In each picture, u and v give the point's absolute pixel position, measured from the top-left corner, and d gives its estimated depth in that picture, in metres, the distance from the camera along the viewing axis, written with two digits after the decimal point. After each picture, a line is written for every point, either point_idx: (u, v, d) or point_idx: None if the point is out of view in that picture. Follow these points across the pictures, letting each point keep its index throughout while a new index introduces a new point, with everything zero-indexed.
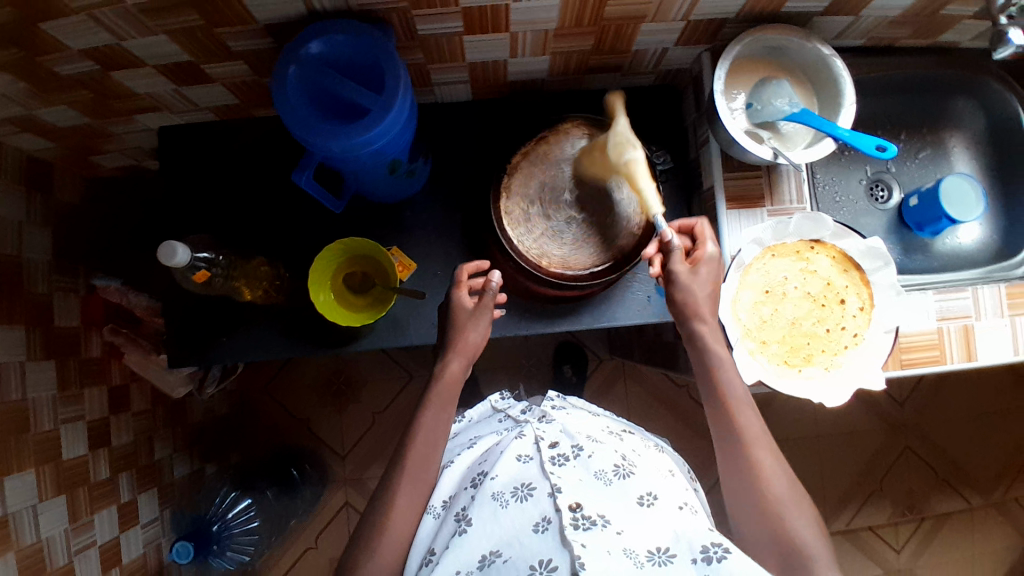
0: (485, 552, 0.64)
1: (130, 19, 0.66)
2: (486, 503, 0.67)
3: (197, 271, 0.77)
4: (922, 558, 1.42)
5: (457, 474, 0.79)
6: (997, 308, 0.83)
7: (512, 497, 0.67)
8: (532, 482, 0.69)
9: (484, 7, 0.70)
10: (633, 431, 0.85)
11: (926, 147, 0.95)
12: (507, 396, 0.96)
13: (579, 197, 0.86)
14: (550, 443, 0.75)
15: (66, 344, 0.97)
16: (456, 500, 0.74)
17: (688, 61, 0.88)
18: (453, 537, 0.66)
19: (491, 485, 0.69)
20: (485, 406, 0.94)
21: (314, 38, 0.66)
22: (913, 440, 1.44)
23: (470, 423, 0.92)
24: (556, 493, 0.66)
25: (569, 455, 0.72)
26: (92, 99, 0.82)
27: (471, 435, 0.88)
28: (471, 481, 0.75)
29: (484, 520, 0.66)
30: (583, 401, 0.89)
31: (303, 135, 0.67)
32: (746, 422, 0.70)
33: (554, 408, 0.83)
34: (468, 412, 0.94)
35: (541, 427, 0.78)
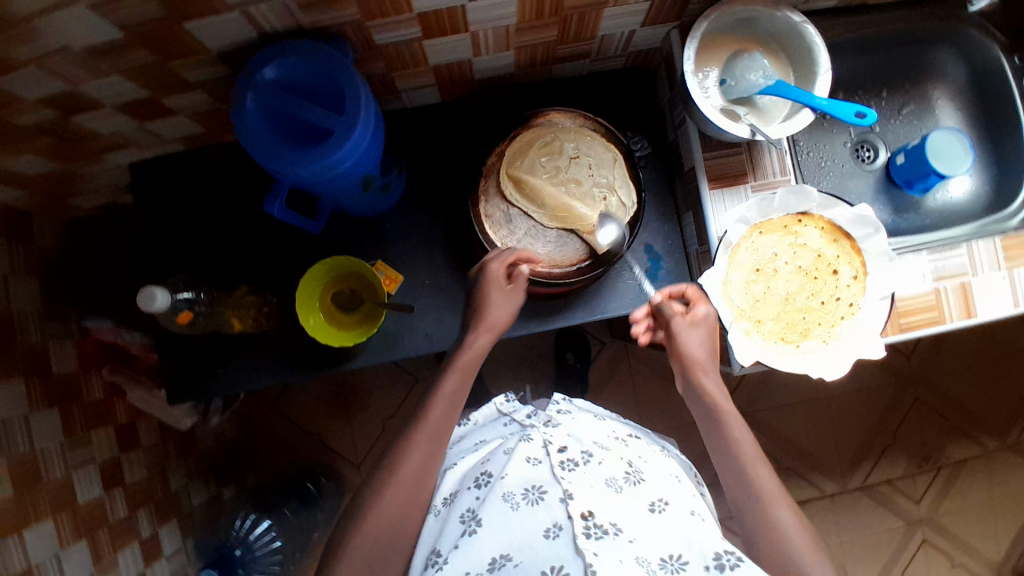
0: (495, 555, 0.62)
1: (82, 63, 0.64)
2: (497, 504, 0.66)
3: (180, 313, 0.76)
4: (942, 506, 1.43)
5: (461, 471, 0.79)
6: (994, 261, 0.81)
7: (523, 500, 0.66)
8: (543, 486, 0.68)
9: (439, 11, 0.68)
10: (639, 436, 0.86)
11: (910, 102, 0.94)
12: (514, 397, 0.92)
13: (535, 187, 0.83)
14: (559, 447, 0.74)
15: (66, 390, 0.97)
16: (459, 498, 0.73)
17: (656, 40, 0.86)
18: (463, 537, 0.65)
19: (501, 485, 0.69)
20: (490, 408, 0.91)
21: (266, 64, 0.65)
22: (923, 392, 1.44)
23: (476, 426, 0.90)
24: (568, 499, 0.65)
25: (579, 460, 0.72)
26: (57, 146, 0.81)
27: (477, 439, 0.86)
28: (474, 481, 0.74)
29: (493, 520, 0.65)
30: (589, 404, 0.90)
31: (270, 163, 0.66)
32: (761, 470, 0.65)
33: (560, 414, 0.83)
34: (473, 416, 0.92)
35: (548, 430, 0.77)
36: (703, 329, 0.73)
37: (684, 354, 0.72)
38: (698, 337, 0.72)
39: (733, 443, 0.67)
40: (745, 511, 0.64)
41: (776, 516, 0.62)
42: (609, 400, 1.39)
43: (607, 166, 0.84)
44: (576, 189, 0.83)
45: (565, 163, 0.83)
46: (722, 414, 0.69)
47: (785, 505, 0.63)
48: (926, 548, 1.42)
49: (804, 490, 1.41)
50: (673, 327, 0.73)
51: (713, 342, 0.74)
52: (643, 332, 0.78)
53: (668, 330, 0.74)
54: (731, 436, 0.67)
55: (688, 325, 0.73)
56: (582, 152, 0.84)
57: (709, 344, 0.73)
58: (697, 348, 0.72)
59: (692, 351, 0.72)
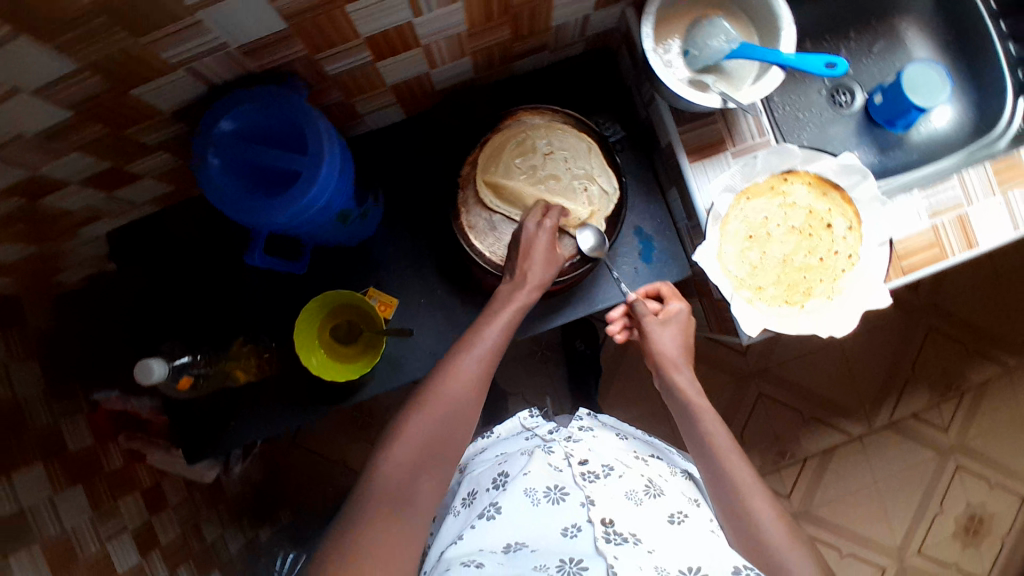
0: (510, 541, 0.64)
1: (37, 147, 0.63)
2: (518, 497, 0.68)
3: (179, 379, 0.79)
4: (970, 430, 1.43)
5: (480, 474, 0.78)
6: (988, 187, 0.79)
7: (545, 497, 0.67)
8: (565, 487, 0.68)
9: (387, 32, 0.66)
10: (662, 456, 0.81)
11: (879, 39, 0.92)
12: (538, 412, 0.88)
13: (514, 192, 0.81)
14: (580, 460, 0.73)
15: (87, 465, 0.97)
16: (478, 498, 0.73)
17: (612, 19, 0.84)
18: (481, 520, 0.67)
19: (523, 480, 0.70)
20: (514, 422, 0.87)
21: (223, 116, 0.64)
22: (935, 321, 1.43)
23: (498, 439, 0.86)
24: (590, 504, 0.65)
25: (600, 473, 0.71)
26: (30, 230, 0.79)
27: (498, 452, 0.82)
28: (492, 482, 0.74)
29: (512, 512, 0.67)
30: (615, 421, 0.87)
31: (238, 214, 0.65)
32: (735, 462, 0.65)
33: (581, 429, 0.81)
34: (496, 429, 0.88)
35: (570, 444, 0.76)
36: (675, 328, 0.77)
37: (655, 350, 0.76)
38: (669, 336, 0.76)
39: (706, 434, 0.68)
40: (722, 505, 0.64)
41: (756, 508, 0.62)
42: (626, 380, 1.38)
43: (583, 156, 0.83)
44: (556, 185, 0.82)
45: (540, 161, 0.82)
46: (695, 408, 0.71)
47: (762, 499, 0.63)
48: (961, 474, 1.42)
49: (832, 436, 1.41)
50: (645, 325, 0.77)
51: (687, 340, 0.77)
52: (618, 332, 0.81)
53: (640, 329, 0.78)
54: (707, 429, 0.69)
55: (660, 324, 0.77)
56: (556, 147, 0.83)
57: (681, 343, 0.77)
58: (668, 345, 0.76)
59: (662, 349, 0.76)
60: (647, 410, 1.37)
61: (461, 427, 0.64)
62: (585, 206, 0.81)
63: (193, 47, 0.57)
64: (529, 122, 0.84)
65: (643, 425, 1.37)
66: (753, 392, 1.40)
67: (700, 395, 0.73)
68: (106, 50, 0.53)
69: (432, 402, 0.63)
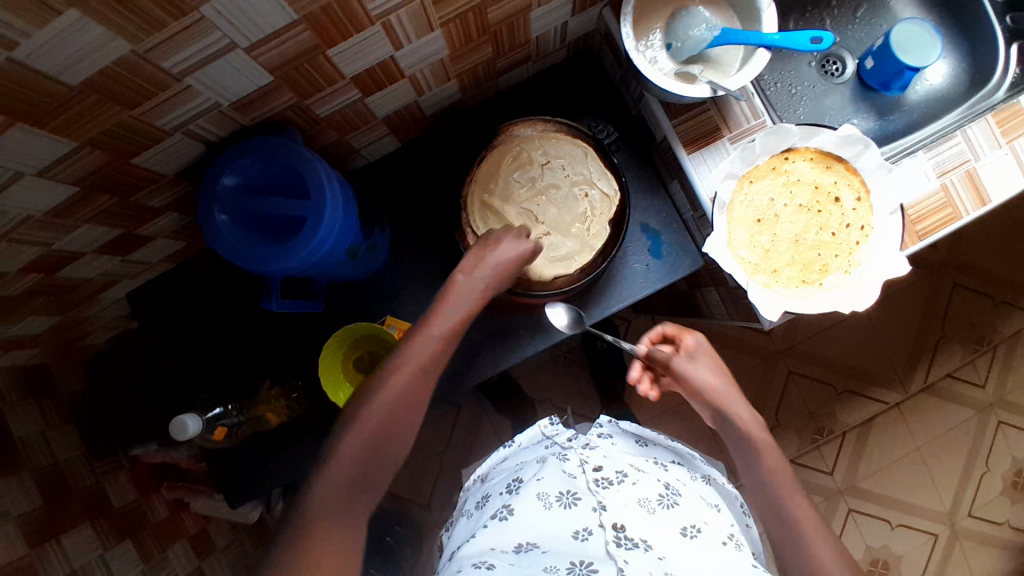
0: (523, 541, 0.64)
1: (50, 224, 0.65)
2: (531, 501, 0.67)
3: (215, 431, 0.82)
4: (1009, 383, 1.39)
5: (496, 481, 0.78)
6: (992, 139, 0.77)
7: (557, 502, 0.67)
8: (578, 492, 0.68)
9: (371, 68, 0.67)
10: (682, 461, 0.79)
11: (863, 3, 0.91)
12: (558, 419, 0.85)
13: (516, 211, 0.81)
14: (595, 466, 0.72)
15: (133, 520, 0.99)
16: (491, 503, 0.73)
17: (591, 23, 0.84)
18: (495, 521, 0.67)
19: (537, 485, 0.69)
20: (534, 430, 0.84)
21: (225, 172, 0.65)
22: (959, 276, 1.40)
23: (520, 448, 0.84)
24: (601, 509, 0.65)
25: (614, 479, 0.70)
26: (51, 303, 0.82)
27: (518, 462, 0.80)
28: (506, 487, 0.74)
29: (529, 514, 0.66)
30: (637, 425, 0.83)
31: (240, 261, 0.66)
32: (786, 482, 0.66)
33: (600, 437, 0.80)
34: (516, 438, 0.85)
35: (585, 451, 0.75)
36: (701, 365, 0.74)
37: (700, 390, 0.72)
38: (702, 370, 0.73)
39: (766, 470, 0.67)
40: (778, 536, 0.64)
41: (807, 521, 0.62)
42: None
43: (579, 162, 0.83)
44: (556, 194, 0.82)
45: (538, 172, 0.82)
46: (757, 443, 0.69)
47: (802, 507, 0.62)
48: (1004, 429, 1.39)
49: (867, 406, 1.39)
50: (676, 366, 0.74)
51: (720, 367, 0.74)
52: (643, 388, 0.79)
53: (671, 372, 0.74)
54: (768, 466, 0.67)
55: (688, 361, 0.74)
56: (552, 156, 0.83)
57: (719, 372, 0.74)
58: (710, 379, 0.73)
59: (703, 384, 0.72)
60: (675, 401, 1.37)
61: (407, 413, 0.60)
62: (590, 232, 0.81)
63: (183, 112, 0.59)
64: (526, 132, 0.85)
65: (675, 418, 1.36)
66: (781, 371, 1.39)
67: (759, 426, 0.71)
68: (101, 126, 0.55)
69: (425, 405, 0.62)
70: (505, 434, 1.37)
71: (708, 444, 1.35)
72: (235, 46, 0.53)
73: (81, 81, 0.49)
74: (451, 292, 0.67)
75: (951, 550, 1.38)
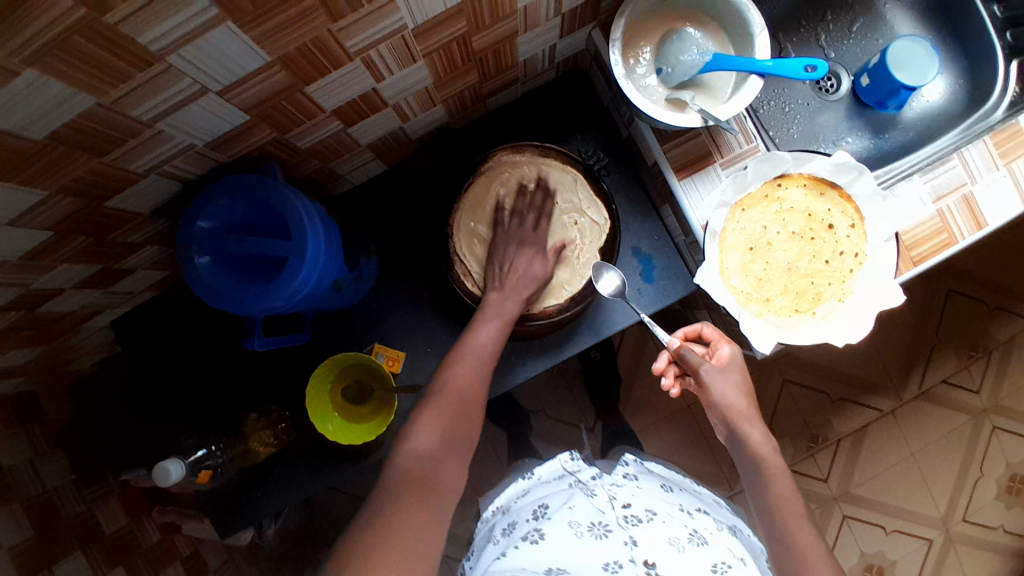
0: (552, 566, 0.62)
1: (24, 267, 0.63)
2: (561, 527, 0.68)
3: (199, 473, 0.81)
4: (1003, 389, 1.39)
5: (520, 509, 0.77)
6: (989, 162, 0.75)
7: (588, 531, 0.67)
8: (609, 524, 0.68)
9: (353, 100, 0.65)
10: (708, 510, 0.76)
11: (858, 17, 0.89)
12: (578, 455, 0.87)
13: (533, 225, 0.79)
14: (623, 503, 0.72)
15: (124, 545, 0.98)
16: (518, 529, 0.73)
17: (581, 43, 0.82)
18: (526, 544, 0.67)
19: (569, 513, 0.70)
20: (556, 464, 0.85)
21: (200, 215, 0.63)
22: (954, 282, 1.39)
23: (540, 482, 0.83)
24: (632, 543, 0.65)
25: (643, 517, 0.69)
26: (33, 337, 0.80)
27: (540, 494, 0.79)
28: (532, 513, 0.74)
29: (559, 539, 0.66)
30: (661, 469, 0.85)
31: (222, 304, 0.64)
32: (784, 491, 0.63)
33: (625, 477, 0.80)
34: (536, 471, 0.86)
35: (612, 489, 0.76)
36: (729, 378, 0.70)
37: (719, 402, 0.69)
38: (730, 384, 0.70)
39: (774, 492, 0.63)
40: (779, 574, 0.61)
41: (811, 537, 0.59)
42: (646, 385, 1.37)
43: (569, 188, 0.82)
44: None
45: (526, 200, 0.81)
46: (770, 467, 0.65)
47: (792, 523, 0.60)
48: (998, 434, 1.39)
49: (861, 414, 1.38)
50: (704, 373, 0.71)
51: (747, 385, 0.71)
52: (668, 382, 0.76)
53: (697, 377, 0.71)
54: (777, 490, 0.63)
55: (718, 370, 0.70)
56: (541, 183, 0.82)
57: (743, 390, 0.70)
58: (731, 394, 0.69)
59: (725, 396, 0.69)
60: (670, 411, 1.36)
61: (467, 436, 0.63)
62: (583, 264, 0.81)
63: (157, 154, 0.57)
64: (516, 155, 0.83)
65: (672, 427, 1.35)
66: (777, 379, 1.38)
67: (773, 453, 0.66)
68: (73, 173, 0.53)
69: (442, 406, 0.62)
70: (501, 445, 1.36)
71: (703, 453, 1.35)
72: (207, 89, 0.51)
73: (46, 134, 0.47)
74: (487, 307, 0.73)
75: (945, 555, 1.38)
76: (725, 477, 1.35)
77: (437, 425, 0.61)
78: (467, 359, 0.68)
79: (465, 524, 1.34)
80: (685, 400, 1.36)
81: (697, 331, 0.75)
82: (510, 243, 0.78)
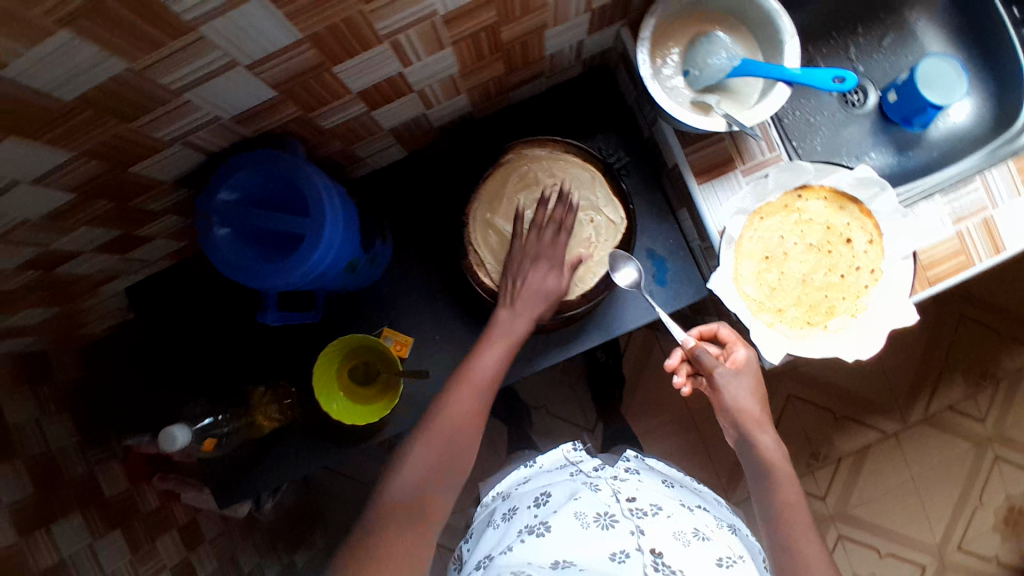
0: (559, 558, 0.63)
1: (45, 227, 0.64)
2: (567, 518, 0.68)
3: (204, 441, 0.85)
4: (1009, 419, 1.38)
5: (522, 495, 0.78)
6: (1012, 188, 0.74)
7: (595, 522, 0.67)
8: (615, 515, 0.68)
9: (378, 83, 0.66)
10: (708, 508, 0.76)
11: (889, 32, 0.88)
12: (581, 445, 0.86)
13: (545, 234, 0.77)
14: (628, 497, 0.72)
15: (123, 510, 0.99)
16: (519, 516, 0.74)
17: (608, 41, 0.82)
18: (530, 536, 0.67)
19: (575, 505, 0.70)
20: (557, 453, 0.85)
21: (222, 187, 0.64)
22: (967, 307, 1.38)
23: (542, 470, 0.83)
24: (639, 532, 0.65)
25: (648, 510, 0.69)
26: (49, 298, 0.81)
27: (542, 484, 0.79)
28: (534, 501, 0.75)
29: (563, 529, 0.67)
30: (661, 466, 0.84)
31: (239, 277, 0.65)
32: (791, 498, 0.63)
33: (627, 471, 0.79)
34: (538, 459, 0.86)
35: (616, 483, 0.75)
36: (742, 382, 0.70)
37: (730, 406, 0.69)
38: (743, 387, 0.69)
39: (782, 499, 0.63)
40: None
41: (811, 548, 0.59)
42: (650, 389, 1.36)
43: (587, 186, 0.82)
44: None
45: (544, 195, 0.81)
46: (778, 475, 0.65)
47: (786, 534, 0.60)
48: (1000, 464, 1.37)
49: (863, 434, 1.38)
50: (718, 376, 0.70)
51: (760, 390, 0.71)
52: (680, 380, 0.76)
53: (710, 380, 0.71)
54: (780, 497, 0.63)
55: (731, 374, 0.70)
56: (559, 179, 0.82)
57: (755, 395, 0.70)
58: (744, 399, 0.69)
59: (736, 400, 0.69)
60: (671, 417, 1.36)
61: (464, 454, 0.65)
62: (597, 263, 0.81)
63: (182, 125, 0.57)
64: (537, 149, 0.83)
65: (672, 433, 1.35)
66: (781, 392, 1.38)
67: (782, 459, 0.67)
68: (99, 138, 0.54)
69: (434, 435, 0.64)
70: (501, 438, 1.36)
71: (701, 462, 1.34)
72: (237, 63, 0.51)
73: (76, 96, 0.48)
74: (496, 320, 0.74)
75: None
76: (721, 487, 1.34)
77: (428, 455, 0.63)
78: (467, 401, 0.68)
79: (459, 514, 1.35)
80: (687, 407, 1.35)
81: (714, 331, 0.75)
82: (524, 238, 0.78)
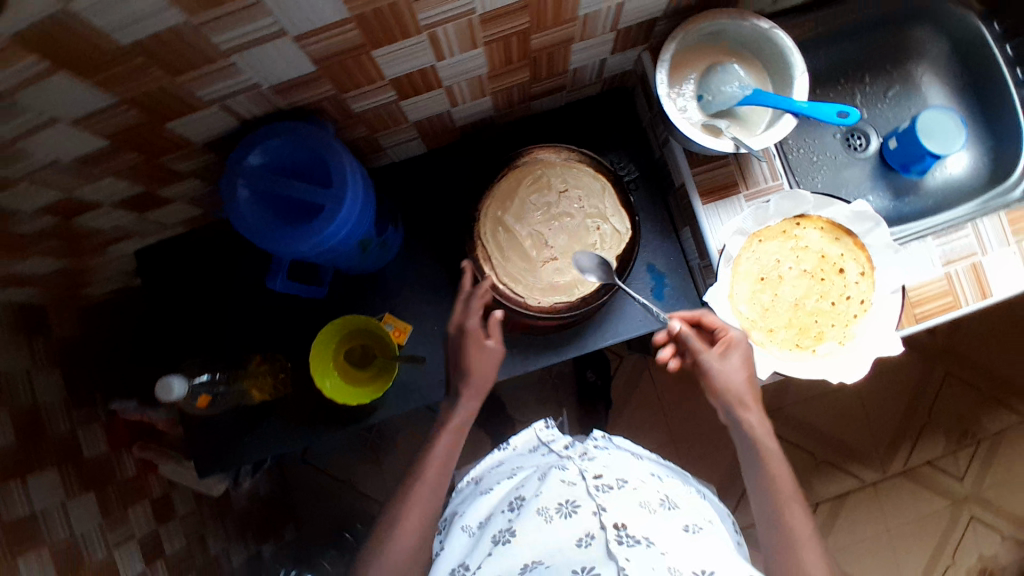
0: (527, 560, 0.63)
1: (73, 171, 0.67)
2: (532, 518, 0.66)
3: (198, 397, 0.83)
4: (986, 481, 1.39)
5: (496, 495, 0.76)
6: (1002, 236, 0.78)
7: (557, 513, 0.66)
8: (577, 500, 0.67)
9: (410, 74, 0.69)
10: (677, 477, 0.80)
11: (894, 85, 0.93)
12: (553, 423, 0.88)
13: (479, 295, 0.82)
14: (595, 474, 0.72)
15: (100, 472, 0.98)
16: (492, 522, 0.72)
17: (629, 62, 0.87)
18: (499, 546, 0.66)
19: (535, 501, 0.68)
20: (529, 434, 0.88)
21: (250, 151, 0.67)
22: (953, 364, 1.41)
23: (516, 452, 0.87)
24: (601, 510, 0.65)
25: (614, 484, 0.70)
26: (62, 248, 0.83)
27: (514, 465, 0.82)
28: (508, 505, 0.72)
29: (531, 531, 0.65)
30: (628, 442, 0.85)
31: (256, 240, 0.67)
32: (780, 471, 0.68)
33: (596, 447, 0.81)
34: (512, 441, 0.88)
35: (584, 461, 0.76)
36: (731, 369, 0.71)
37: (722, 390, 0.71)
38: (734, 370, 0.71)
39: (768, 477, 0.68)
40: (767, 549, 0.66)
41: None
42: (636, 413, 1.37)
43: (597, 195, 0.85)
44: (568, 223, 0.84)
45: (554, 199, 0.84)
46: (765, 453, 0.69)
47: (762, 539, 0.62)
48: (975, 524, 1.38)
49: (842, 480, 1.38)
50: (707, 362, 0.72)
51: (751, 370, 0.72)
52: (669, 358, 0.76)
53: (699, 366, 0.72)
54: (760, 480, 0.69)
55: (721, 357, 0.72)
56: (570, 186, 0.85)
57: (746, 374, 0.72)
58: (737, 381, 0.71)
59: (728, 383, 0.71)
60: (654, 444, 1.36)
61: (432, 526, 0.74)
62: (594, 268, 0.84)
63: (221, 87, 0.60)
64: (551, 155, 0.87)
65: None
66: None
67: (766, 436, 0.71)
68: (142, 86, 0.57)
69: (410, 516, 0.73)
70: (484, 448, 1.36)
71: None
72: (285, 33, 0.55)
73: (131, 41, 0.50)
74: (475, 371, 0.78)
75: None
76: None
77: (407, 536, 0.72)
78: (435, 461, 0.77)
79: None
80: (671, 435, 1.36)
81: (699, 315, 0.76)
82: None
